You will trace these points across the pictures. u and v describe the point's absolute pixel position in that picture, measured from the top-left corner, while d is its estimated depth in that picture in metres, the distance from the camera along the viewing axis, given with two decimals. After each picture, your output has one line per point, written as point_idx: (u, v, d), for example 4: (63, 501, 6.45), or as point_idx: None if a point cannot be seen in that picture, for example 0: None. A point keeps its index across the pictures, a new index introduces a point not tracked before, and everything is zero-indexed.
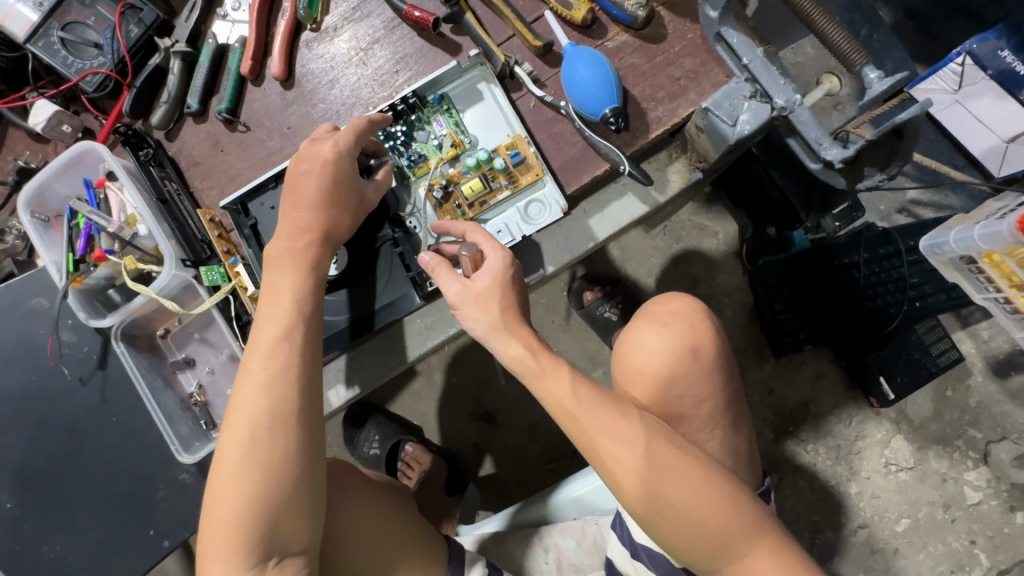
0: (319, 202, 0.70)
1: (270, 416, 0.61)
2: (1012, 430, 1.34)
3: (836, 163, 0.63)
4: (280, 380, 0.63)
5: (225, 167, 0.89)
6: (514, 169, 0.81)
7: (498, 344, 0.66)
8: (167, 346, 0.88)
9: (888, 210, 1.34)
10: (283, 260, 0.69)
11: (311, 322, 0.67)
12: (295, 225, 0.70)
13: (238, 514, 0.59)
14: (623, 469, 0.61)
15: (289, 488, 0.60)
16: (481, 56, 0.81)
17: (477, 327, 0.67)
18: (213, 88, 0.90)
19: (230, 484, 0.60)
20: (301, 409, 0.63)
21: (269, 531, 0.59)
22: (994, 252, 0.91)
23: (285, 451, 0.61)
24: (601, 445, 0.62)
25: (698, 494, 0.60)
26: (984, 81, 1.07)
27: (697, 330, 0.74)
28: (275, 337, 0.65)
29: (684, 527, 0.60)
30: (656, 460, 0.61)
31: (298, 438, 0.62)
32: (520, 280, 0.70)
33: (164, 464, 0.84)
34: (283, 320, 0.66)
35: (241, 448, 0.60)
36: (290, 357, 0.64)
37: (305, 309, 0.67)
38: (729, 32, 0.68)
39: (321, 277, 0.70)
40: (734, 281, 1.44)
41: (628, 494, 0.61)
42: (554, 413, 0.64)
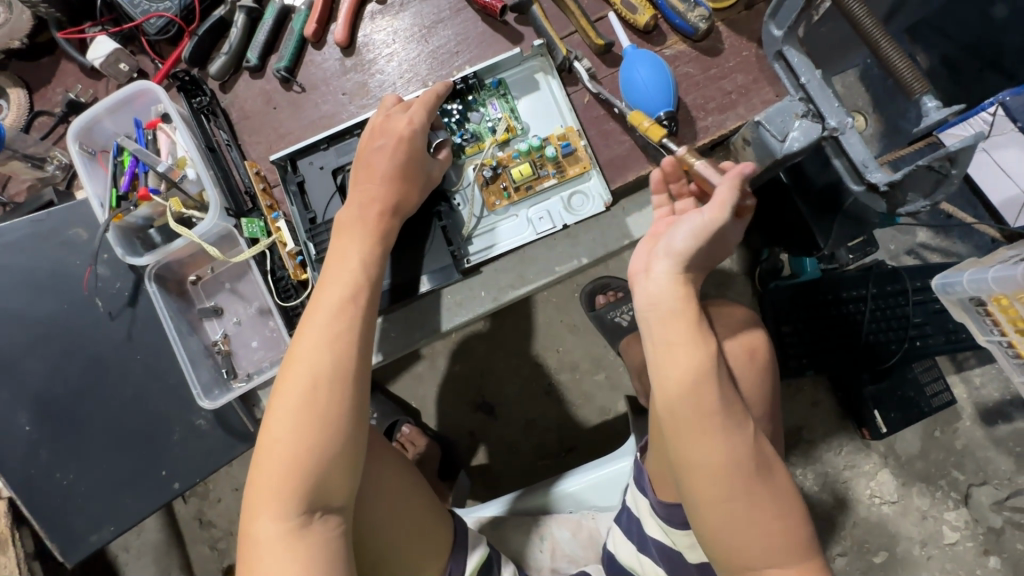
0: (392, 176, 0.73)
1: (328, 373, 0.63)
2: (994, 476, 1.38)
3: (880, 185, 0.66)
4: (342, 339, 0.65)
5: (276, 124, 0.90)
6: (563, 159, 0.84)
7: (672, 272, 0.59)
8: (196, 293, 0.89)
9: (898, 250, 1.38)
10: (352, 229, 0.72)
11: (373, 288, 0.70)
12: (366, 196, 0.73)
13: (289, 462, 0.60)
14: (714, 463, 0.57)
15: (341, 444, 0.62)
16: (543, 47, 0.83)
17: (688, 241, 0.58)
18: (273, 47, 0.92)
19: (285, 434, 0.61)
20: (357, 371, 0.65)
21: (317, 484, 0.61)
22: (1004, 295, 0.95)
23: (340, 408, 0.63)
24: (717, 430, 0.57)
25: (777, 498, 0.59)
26: (1012, 133, 1.08)
27: (752, 334, 0.78)
28: (341, 298, 0.67)
29: (740, 520, 0.58)
30: (761, 453, 0.59)
31: (353, 397, 0.64)
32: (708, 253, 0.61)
33: (182, 407, 0.85)
34: (345, 284, 0.68)
35: (296, 399, 0.62)
36: (353, 318, 0.67)
37: (369, 275, 0.70)
38: (790, 52, 0.71)
39: (386, 247, 0.73)
40: (742, 301, 1.47)
41: (706, 491, 0.58)
42: (667, 382, 0.59)
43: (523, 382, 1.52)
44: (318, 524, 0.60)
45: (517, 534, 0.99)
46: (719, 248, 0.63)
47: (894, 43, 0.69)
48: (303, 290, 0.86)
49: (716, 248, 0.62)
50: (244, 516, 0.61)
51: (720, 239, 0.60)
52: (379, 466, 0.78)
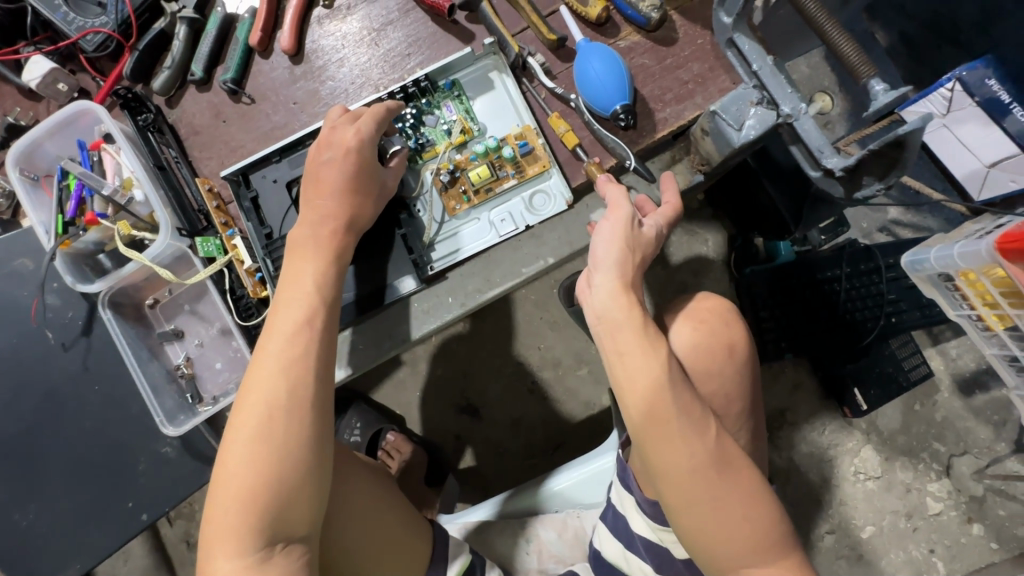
0: (344, 189, 0.71)
1: (284, 402, 0.61)
2: (974, 445, 1.40)
3: (836, 171, 0.65)
4: (298, 365, 0.63)
5: (227, 138, 0.88)
6: (521, 159, 0.82)
7: (607, 282, 0.63)
8: (155, 317, 0.86)
9: (870, 228, 1.39)
10: (306, 249, 0.70)
11: (331, 311, 0.68)
12: (318, 214, 0.71)
13: (247, 494, 0.59)
14: (678, 469, 0.59)
15: (302, 473, 0.61)
16: (495, 44, 0.81)
17: (607, 253, 0.64)
18: (219, 57, 0.89)
19: (246, 464, 0.60)
20: (317, 397, 0.63)
21: (278, 516, 0.59)
22: (972, 270, 0.94)
23: (300, 434, 0.61)
24: (677, 435, 0.59)
25: (747, 497, 0.60)
26: (971, 108, 1.08)
27: (731, 329, 0.78)
28: (299, 322, 0.65)
29: (712, 519, 0.59)
30: (726, 453, 0.60)
31: (314, 423, 0.63)
32: (643, 258, 0.67)
33: (145, 437, 0.83)
34: (297, 307, 0.66)
35: (255, 427, 0.61)
36: (309, 342, 0.65)
37: (324, 298, 0.68)
38: (741, 39, 0.69)
39: (342, 268, 0.71)
40: (719, 288, 1.46)
41: (675, 493, 0.60)
42: (626, 390, 0.61)
43: (506, 381, 1.51)
44: (282, 555, 0.59)
45: (504, 539, 0.98)
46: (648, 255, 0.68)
47: (839, 26, 0.68)
48: (264, 307, 0.84)
49: (640, 248, 0.66)
50: (203, 550, 0.59)
51: (635, 239, 0.66)
52: (352, 484, 0.77)
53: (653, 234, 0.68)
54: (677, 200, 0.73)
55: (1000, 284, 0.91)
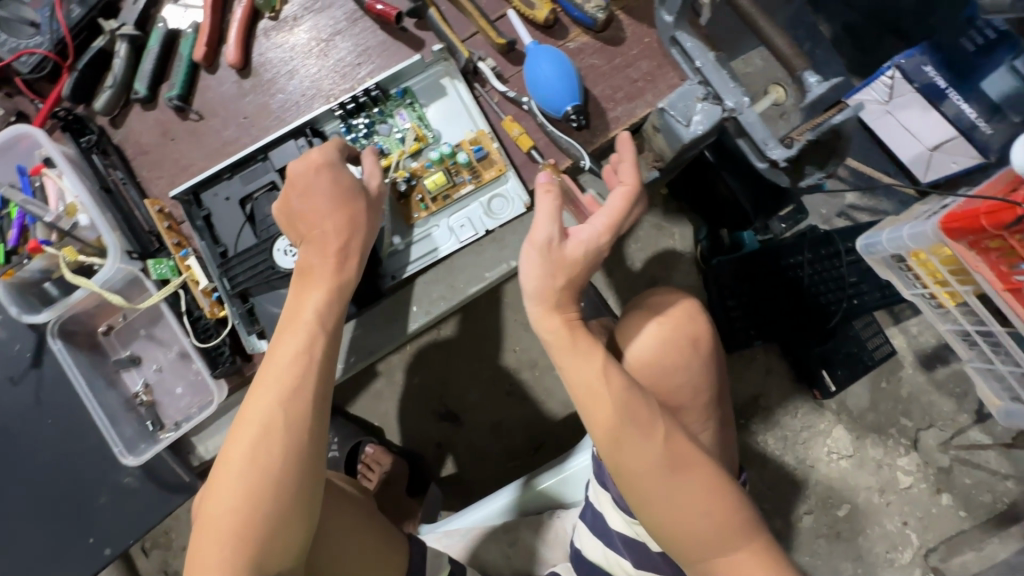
0: (334, 211, 0.70)
1: (280, 431, 0.59)
2: (938, 418, 1.44)
3: (781, 162, 0.67)
4: (297, 392, 0.61)
5: (176, 156, 0.86)
6: (477, 164, 0.82)
7: (534, 312, 0.65)
8: (110, 343, 0.84)
9: (829, 213, 1.42)
10: (310, 275, 0.69)
11: (332, 334, 0.67)
12: (317, 239, 0.70)
13: (232, 524, 0.57)
14: (635, 469, 0.61)
15: (290, 504, 0.58)
16: (444, 51, 0.82)
17: (527, 283, 0.64)
18: (163, 74, 0.87)
19: (233, 493, 0.58)
20: (312, 424, 0.61)
21: (261, 549, 0.57)
22: (921, 250, 0.97)
23: (292, 464, 0.59)
24: (629, 438, 0.61)
25: (706, 492, 0.61)
26: (911, 94, 1.09)
27: (696, 322, 0.78)
28: (299, 349, 0.64)
29: (674, 517, 0.61)
30: (678, 454, 0.62)
31: (309, 452, 0.60)
32: (579, 278, 0.64)
33: (105, 468, 0.80)
34: (294, 330, 0.65)
35: (245, 456, 0.58)
36: (308, 368, 0.63)
37: (326, 322, 0.67)
38: (683, 36, 0.72)
39: (345, 294, 0.70)
40: (689, 280, 1.48)
41: (635, 493, 0.62)
42: (581, 397, 0.63)
43: (483, 385, 1.50)
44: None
45: (487, 544, 0.96)
46: (583, 273, 0.64)
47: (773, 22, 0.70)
48: (223, 327, 0.82)
49: (559, 272, 0.63)
50: None
51: (559, 262, 0.63)
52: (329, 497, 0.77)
53: (577, 253, 0.63)
54: (636, 180, 0.65)
55: (950, 263, 0.94)
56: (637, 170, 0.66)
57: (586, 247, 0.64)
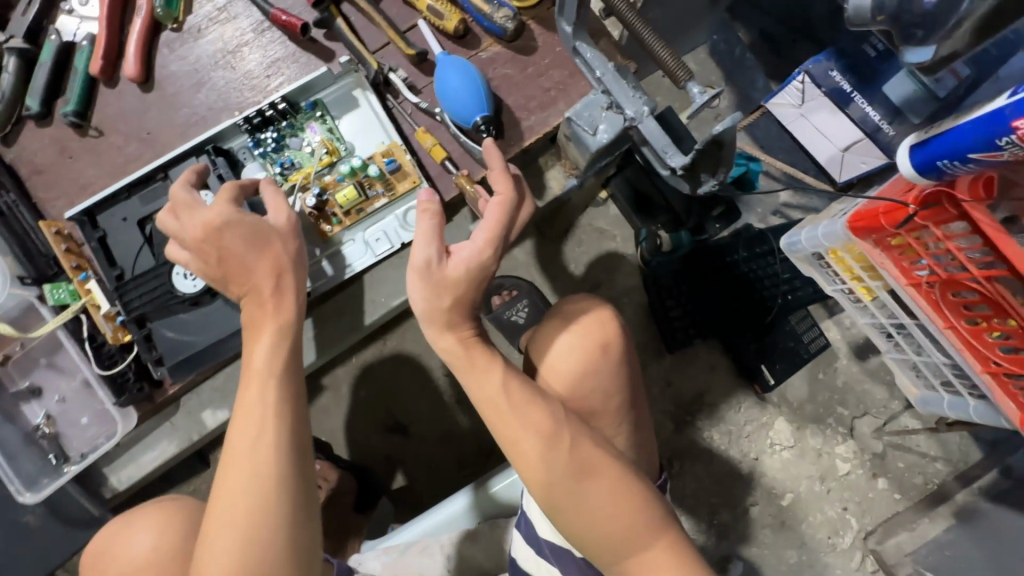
0: (261, 251, 0.59)
1: (245, 530, 0.50)
2: (872, 406, 1.49)
3: (679, 170, 0.68)
4: (256, 480, 0.51)
5: (74, 175, 0.82)
6: (390, 176, 0.81)
7: (431, 333, 0.62)
8: (7, 374, 0.79)
9: (762, 212, 1.46)
10: (256, 330, 0.58)
11: (294, 385, 0.56)
12: (248, 284, 0.59)
13: None
14: (541, 480, 0.60)
15: None
16: (353, 62, 0.81)
17: (415, 304, 0.61)
18: (59, 89, 0.83)
19: None
20: (283, 514, 0.51)
21: None
22: (836, 248, 1.01)
23: (267, 564, 0.50)
24: (532, 447, 0.60)
25: (616, 495, 0.60)
26: (821, 98, 1.13)
27: (606, 326, 0.79)
28: (252, 425, 0.53)
29: (587, 524, 0.59)
30: (585, 462, 0.60)
31: (288, 549, 0.51)
32: (466, 299, 0.61)
33: (5, 506, 0.76)
34: (249, 391, 0.55)
35: (219, 569, 0.49)
36: (269, 447, 0.53)
37: (285, 371, 0.56)
38: (584, 47, 0.70)
39: (297, 343, 0.59)
40: (632, 281, 1.50)
41: (546, 502, 0.60)
42: (482, 408, 0.62)
43: (432, 394, 1.48)
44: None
45: (424, 562, 0.92)
46: (469, 294, 0.61)
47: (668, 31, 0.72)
48: (128, 352, 0.79)
49: (443, 294, 0.60)
50: None
51: (443, 285, 0.59)
52: None
53: (457, 274, 0.59)
54: (508, 187, 0.61)
55: (860, 259, 0.98)
56: (507, 178, 0.62)
57: (467, 268, 0.60)
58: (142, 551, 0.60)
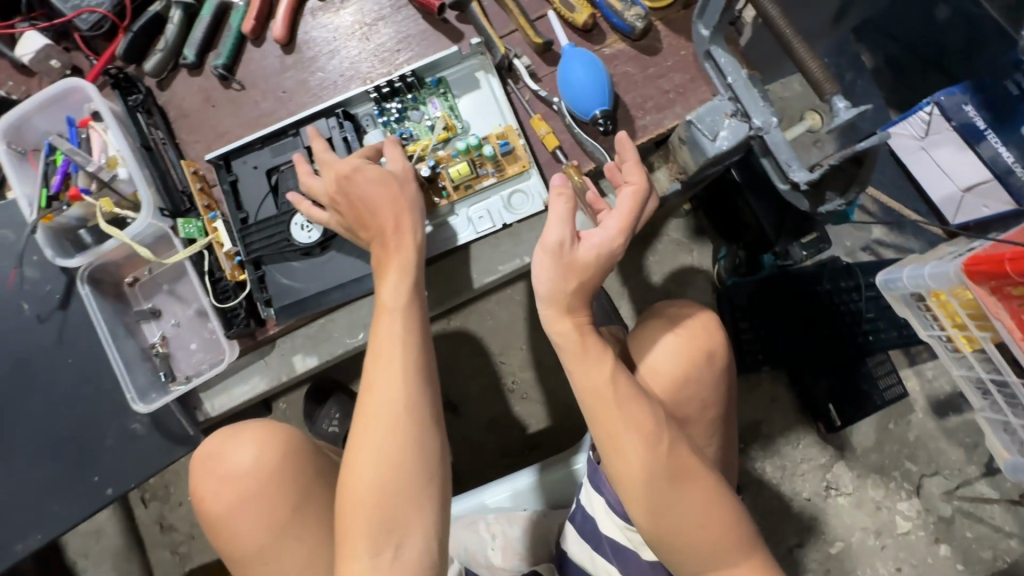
0: (392, 194, 0.71)
1: (383, 414, 0.60)
2: (944, 466, 1.40)
3: (801, 184, 0.67)
4: (389, 378, 0.62)
5: (214, 122, 0.89)
6: (501, 158, 0.83)
7: (548, 313, 0.69)
8: (134, 295, 0.88)
9: (853, 246, 1.39)
10: (386, 265, 0.69)
11: (420, 323, 0.66)
12: (380, 223, 0.70)
13: (371, 506, 0.58)
14: (637, 478, 0.65)
15: (410, 482, 0.59)
16: (482, 45, 0.83)
17: (540, 285, 0.68)
18: (212, 43, 0.90)
19: (358, 477, 0.59)
20: (411, 404, 0.61)
21: (394, 524, 0.58)
22: (941, 291, 0.96)
23: (402, 442, 0.59)
24: (633, 448, 0.65)
25: (704, 505, 0.65)
26: (947, 132, 1.13)
27: (711, 336, 0.78)
28: (385, 336, 0.64)
29: (674, 525, 0.65)
30: (679, 465, 0.65)
31: (415, 432, 0.60)
32: (596, 279, 0.68)
33: (115, 412, 0.83)
34: (385, 320, 0.65)
35: (364, 444, 0.60)
36: (399, 353, 0.63)
37: (412, 304, 0.67)
38: (718, 51, 0.72)
39: (419, 275, 0.69)
40: (703, 298, 1.47)
41: (636, 500, 0.65)
42: (587, 398, 0.67)
43: (487, 378, 1.49)
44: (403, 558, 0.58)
45: (471, 533, 0.95)
46: (598, 279, 0.68)
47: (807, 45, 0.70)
48: (241, 290, 0.85)
49: (574, 276, 0.67)
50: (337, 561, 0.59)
51: (575, 266, 0.67)
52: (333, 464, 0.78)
53: (589, 258, 0.66)
54: (642, 178, 0.68)
55: (969, 306, 0.92)
56: (641, 168, 0.69)
57: (598, 253, 0.67)
58: (248, 462, 0.68)
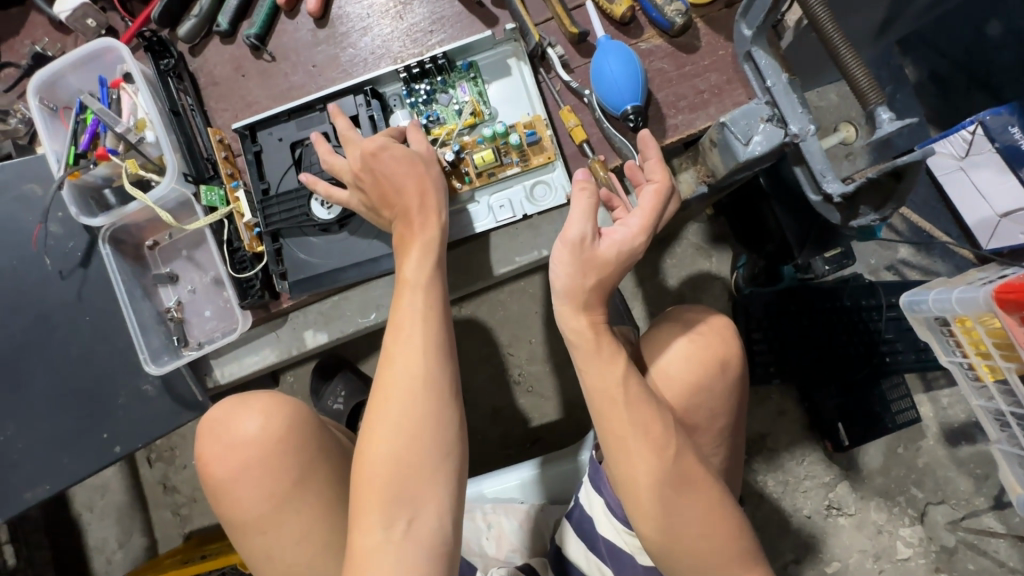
0: (417, 173, 0.70)
1: (401, 390, 0.60)
2: (951, 496, 1.37)
3: (835, 197, 0.66)
4: (407, 354, 0.61)
5: (243, 92, 0.89)
6: (527, 148, 0.82)
7: (563, 308, 0.68)
8: (153, 258, 0.89)
9: (877, 264, 1.36)
10: (408, 244, 0.68)
11: (441, 301, 0.66)
12: (404, 201, 0.69)
13: (385, 481, 0.58)
14: (642, 482, 0.64)
15: (424, 458, 0.59)
16: (516, 31, 0.82)
17: (558, 280, 0.67)
18: (246, 12, 0.90)
19: (373, 451, 0.59)
20: (429, 381, 0.60)
21: (409, 498, 0.58)
22: (967, 317, 0.93)
23: (418, 418, 0.59)
24: (639, 452, 0.64)
25: (706, 514, 0.64)
26: (989, 154, 1.08)
27: (727, 345, 0.77)
28: (404, 314, 0.64)
29: (676, 532, 0.64)
30: (684, 473, 0.64)
31: (433, 409, 0.60)
32: (616, 275, 0.67)
33: (128, 372, 0.84)
34: (409, 297, 0.65)
35: (380, 418, 0.60)
36: (417, 330, 0.63)
37: (432, 281, 0.66)
38: (759, 53, 0.71)
39: (440, 255, 0.69)
40: (718, 305, 1.45)
41: (637, 503, 0.65)
42: (596, 397, 0.66)
43: (494, 369, 1.49)
44: (413, 527, 0.57)
45: (467, 521, 0.97)
46: (619, 275, 0.67)
47: (853, 52, 0.68)
48: (258, 262, 0.85)
49: (594, 271, 0.66)
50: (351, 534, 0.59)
51: (599, 262, 0.66)
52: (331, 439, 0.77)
53: (611, 253, 0.66)
54: (666, 176, 0.68)
55: (995, 335, 0.90)
56: (665, 167, 0.68)
57: (621, 249, 0.66)
58: (253, 431, 0.68)
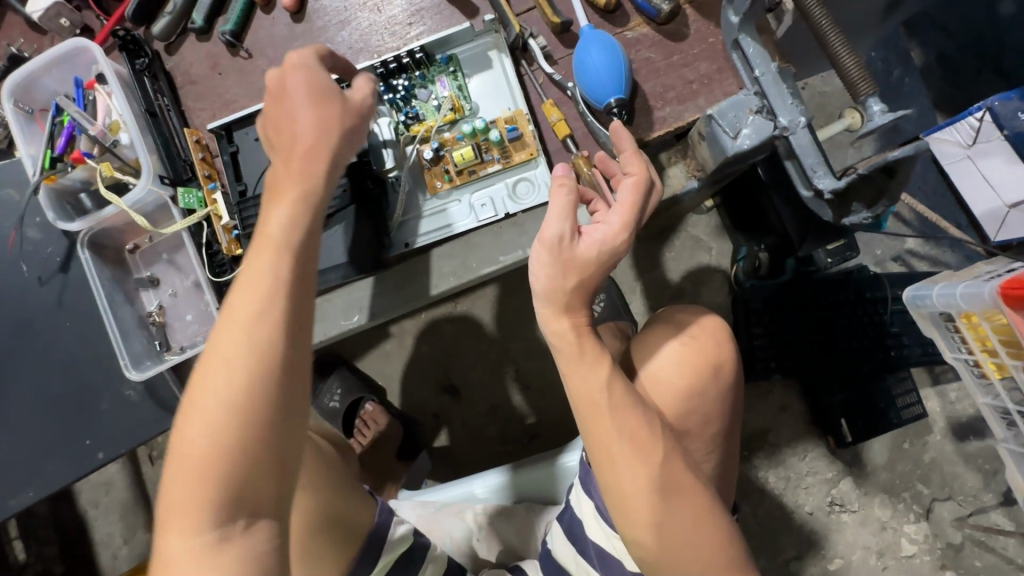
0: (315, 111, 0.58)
1: (238, 363, 0.47)
2: (959, 492, 1.34)
3: (825, 193, 0.63)
4: (255, 321, 0.48)
5: (220, 90, 0.87)
6: (508, 144, 0.80)
7: (544, 311, 0.65)
8: (134, 262, 0.88)
9: (883, 256, 1.32)
10: (283, 186, 0.55)
11: (308, 262, 0.53)
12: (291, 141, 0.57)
13: (199, 475, 0.45)
14: (627, 489, 0.62)
15: (259, 449, 0.47)
16: (496, 22, 0.79)
17: (538, 282, 0.64)
18: (221, 8, 0.87)
19: (193, 435, 0.46)
20: (277, 355, 0.48)
21: (235, 497, 0.46)
22: (973, 312, 0.89)
23: (256, 399, 0.47)
24: (624, 458, 0.62)
25: (695, 523, 0.62)
26: (998, 141, 1.01)
27: (720, 348, 0.75)
28: (260, 269, 0.50)
29: (663, 542, 0.62)
30: (673, 480, 0.62)
31: (275, 388, 0.48)
32: (599, 274, 0.64)
33: (110, 377, 0.84)
34: (264, 255, 0.51)
35: (209, 394, 0.47)
36: (273, 292, 0.50)
37: (302, 235, 0.53)
38: (747, 41, 0.67)
39: (320, 205, 0.56)
40: (718, 299, 1.42)
41: (622, 511, 0.63)
42: (580, 402, 0.64)
43: (490, 365, 1.47)
44: (241, 537, 0.45)
45: (455, 522, 0.94)
46: (601, 276, 0.64)
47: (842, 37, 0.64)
48: (236, 265, 0.84)
49: (573, 271, 0.63)
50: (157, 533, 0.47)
51: (580, 262, 0.63)
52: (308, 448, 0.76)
53: (590, 252, 0.63)
54: (644, 169, 0.65)
55: (1001, 331, 0.86)
56: (640, 159, 0.66)
57: (600, 247, 0.63)
58: None
